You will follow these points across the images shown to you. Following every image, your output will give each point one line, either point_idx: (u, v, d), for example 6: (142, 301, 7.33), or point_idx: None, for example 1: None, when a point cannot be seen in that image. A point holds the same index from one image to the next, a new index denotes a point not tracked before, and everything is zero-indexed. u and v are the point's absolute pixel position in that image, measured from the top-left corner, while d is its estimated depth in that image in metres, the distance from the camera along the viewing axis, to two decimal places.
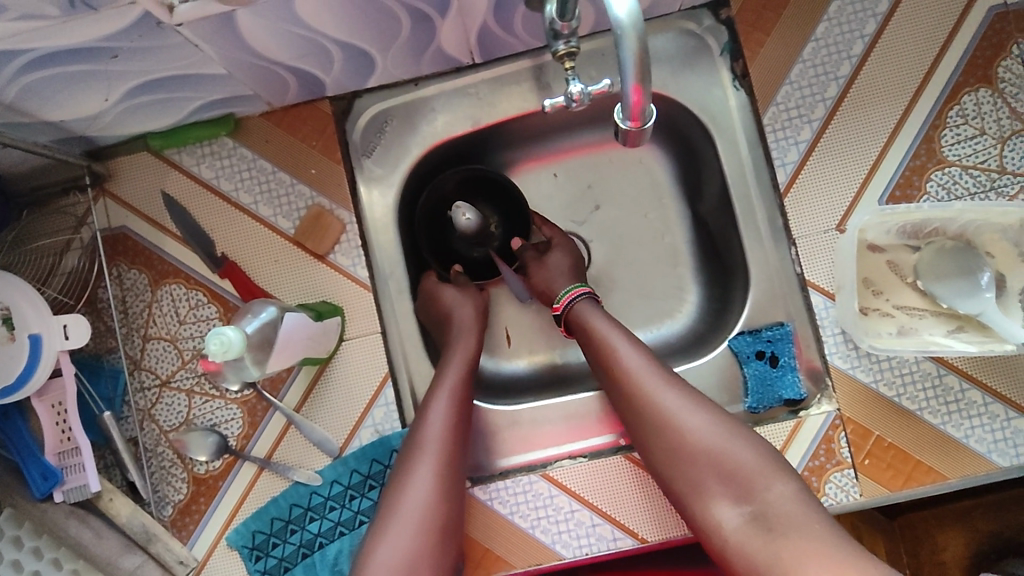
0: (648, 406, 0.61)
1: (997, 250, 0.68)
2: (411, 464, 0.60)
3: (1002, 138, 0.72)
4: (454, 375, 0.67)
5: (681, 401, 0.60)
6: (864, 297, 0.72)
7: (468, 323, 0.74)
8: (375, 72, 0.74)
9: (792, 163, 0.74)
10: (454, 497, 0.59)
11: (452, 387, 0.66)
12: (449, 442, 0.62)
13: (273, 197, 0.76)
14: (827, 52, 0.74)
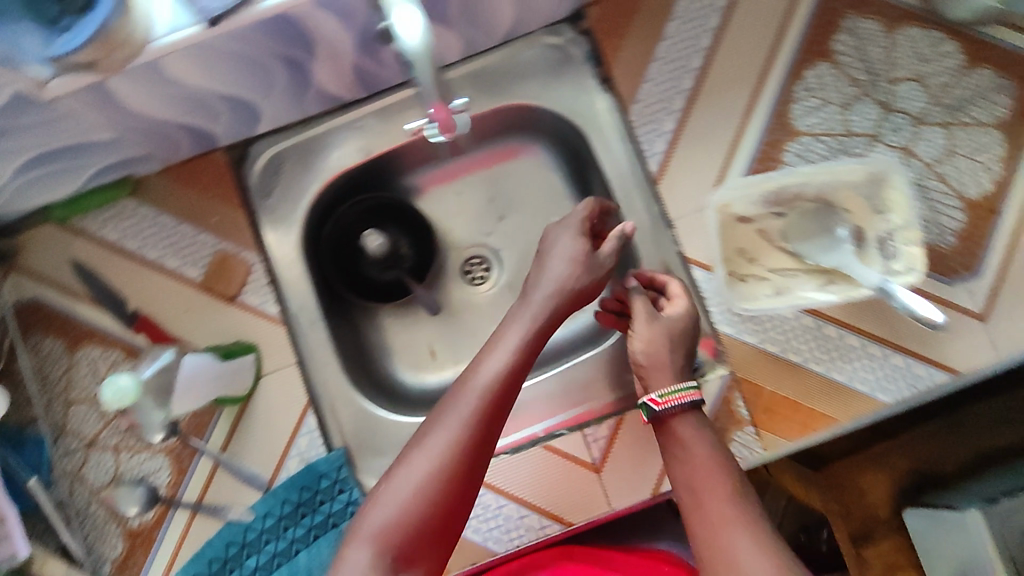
0: (710, 526, 0.52)
1: (854, 205, 0.77)
2: (439, 418, 0.54)
3: (844, 105, 0.79)
4: (505, 358, 0.58)
5: (753, 543, 0.50)
6: (738, 265, 0.79)
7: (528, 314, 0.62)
8: (262, 119, 0.78)
9: (660, 153, 0.80)
10: (475, 475, 0.53)
11: (516, 371, 0.57)
12: (479, 421, 0.54)
13: (179, 249, 0.79)
14: (679, 48, 0.81)
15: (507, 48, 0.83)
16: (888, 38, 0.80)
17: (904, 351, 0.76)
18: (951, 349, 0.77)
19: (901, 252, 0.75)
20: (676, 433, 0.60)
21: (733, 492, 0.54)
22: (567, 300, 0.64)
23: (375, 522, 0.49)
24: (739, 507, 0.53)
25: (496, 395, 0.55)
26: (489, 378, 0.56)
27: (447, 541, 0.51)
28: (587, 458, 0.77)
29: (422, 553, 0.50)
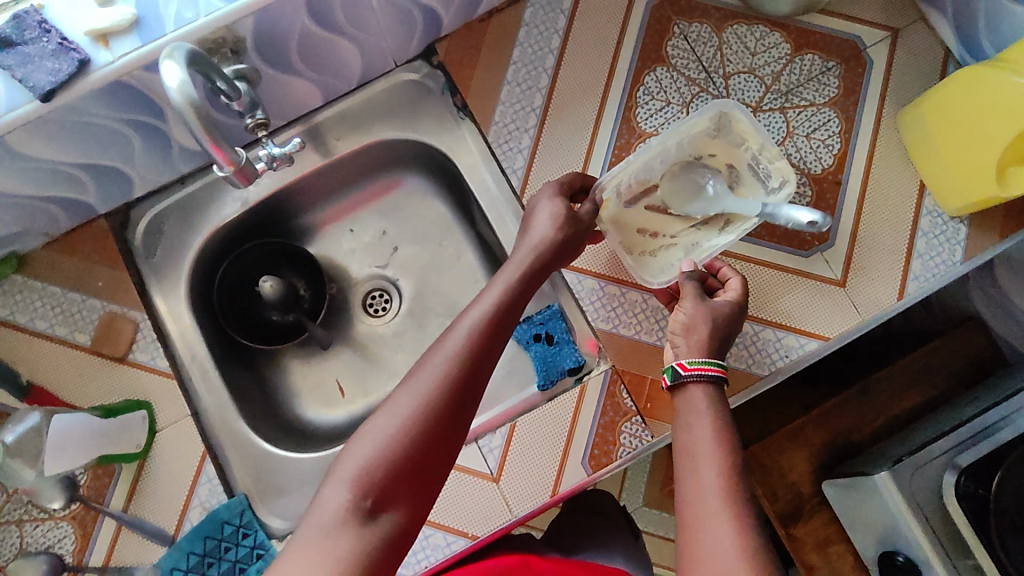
0: (696, 522, 0.54)
1: (716, 149, 0.79)
2: (421, 366, 0.58)
3: (685, 103, 0.84)
4: (494, 305, 0.62)
5: (738, 545, 0.51)
6: (642, 243, 0.79)
7: (518, 267, 0.66)
8: (137, 181, 0.82)
9: (520, 168, 0.84)
10: (458, 417, 0.56)
11: (490, 319, 0.61)
12: (462, 364, 0.57)
13: (68, 317, 0.81)
14: (526, 70, 0.86)
15: (367, 88, 0.88)
16: (716, 38, 0.86)
17: (773, 324, 0.78)
18: (820, 315, 0.78)
19: (772, 169, 0.76)
20: (686, 409, 0.63)
21: (722, 475, 0.56)
22: (551, 253, 0.68)
23: (353, 463, 0.53)
24: (725, 490, 0.55)
25: (476, 342, 0.59)
26: (469, 327, 0.60)
27: (428, 486, 0.54)
28: (485, 469, 0.77)
29: (399, 493, 0.53)
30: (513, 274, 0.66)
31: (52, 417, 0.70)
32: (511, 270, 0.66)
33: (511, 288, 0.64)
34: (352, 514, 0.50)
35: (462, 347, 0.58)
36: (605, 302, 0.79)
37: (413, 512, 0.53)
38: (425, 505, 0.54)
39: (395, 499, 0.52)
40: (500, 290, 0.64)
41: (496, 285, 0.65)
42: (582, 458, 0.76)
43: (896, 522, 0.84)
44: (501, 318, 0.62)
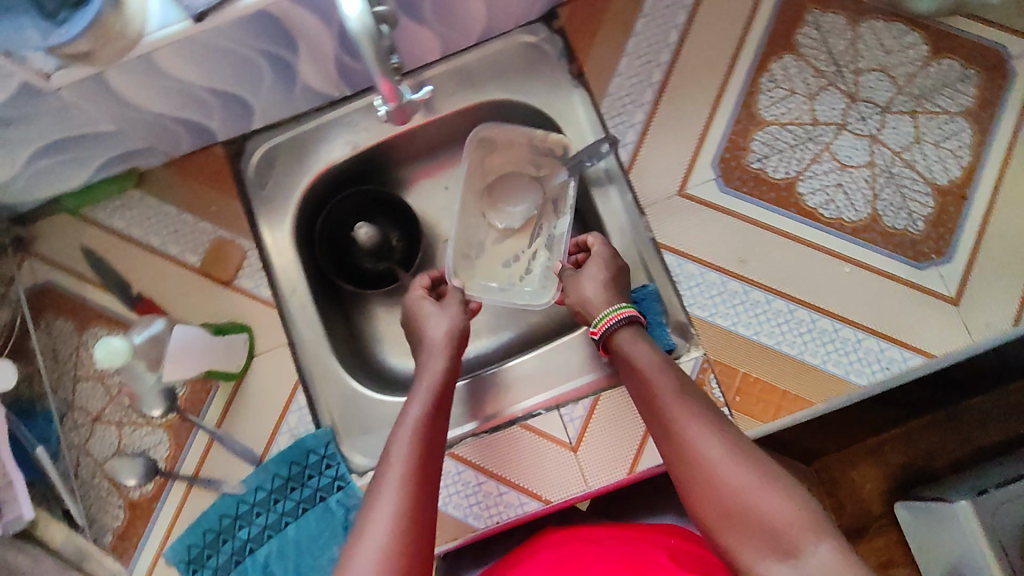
0: (679, 442, 0.57)
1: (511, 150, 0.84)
2: (377, 487, 0.53)
3: (810, 95, 0.82)
4: (424, 404, 0.61)
5: (720, 447, 0.55)
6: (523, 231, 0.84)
7: (435, 350, 0.68)
8: (255, 114, 0.83)
9: (631, 143, 0.82)
10: (424, 535, 0.50)
11: (426, 413, 0.60)
12: (416, 471, 0.54)
13: (180, 237, 0.85)
14: (648, 44, 0.84)
15: (485, 46, 0.87)
16: (852, 31, 0.83)
17: (878, 334, 0.77)
18: (929, 333, 0.77)
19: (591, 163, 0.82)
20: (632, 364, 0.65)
21: (680, 395, 0.61)
22: (454, 345, 0.70)
23: None
24: (685, 408, 0.59)
25: (422, 447, 0.56)
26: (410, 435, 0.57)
27: None
28: (563, 437, 0.79)
29: None
30: (434, 373, 0.66)
31: (175, 327, 0.76)
32: (423, 374, 0.66)
33: (435, 380, 0.65)
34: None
35: (410, 456, 0.55)
36: (704, 288, 0.79)
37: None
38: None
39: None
40: (418, 394, 0.63)
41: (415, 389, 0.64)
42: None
43: (968, 549, 0.84)
44: (435, 417, 0.61)
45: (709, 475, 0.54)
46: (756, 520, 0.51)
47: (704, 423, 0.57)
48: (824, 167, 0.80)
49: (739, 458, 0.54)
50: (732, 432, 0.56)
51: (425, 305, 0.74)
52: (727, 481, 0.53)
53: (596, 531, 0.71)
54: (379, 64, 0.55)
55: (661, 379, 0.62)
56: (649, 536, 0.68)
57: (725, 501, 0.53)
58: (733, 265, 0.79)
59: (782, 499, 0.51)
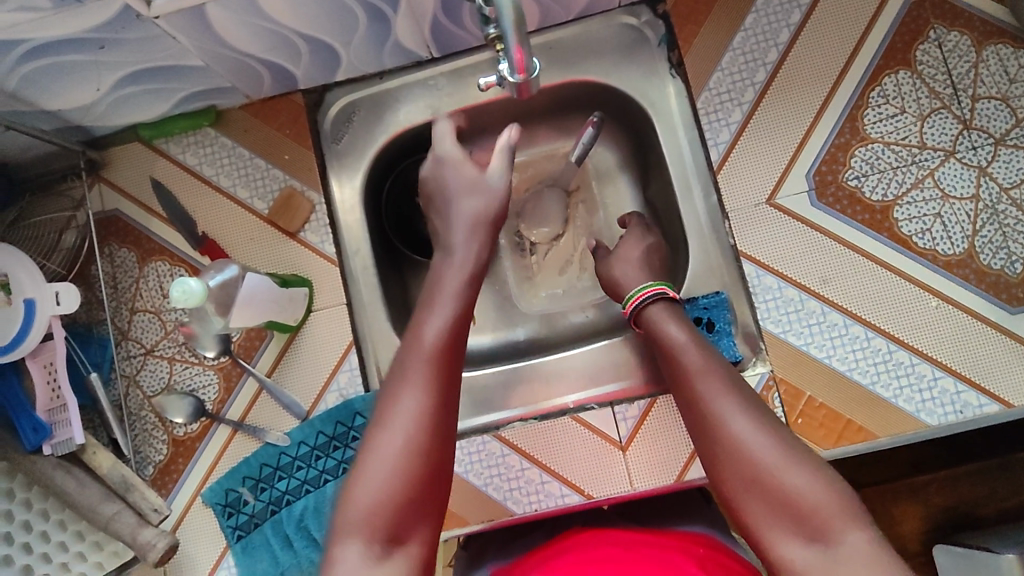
0: (704, 416, 0.55)
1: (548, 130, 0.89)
2: (404, 368, 0.54)
3: (921, 116, 0.77)
4: (453, 286, 0.60)
5: (747, 423, 0.53)
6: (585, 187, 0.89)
7: (469, 217, 0.66)
8: (341, 65, 0.81)
9: (723, 143, 0.80)
10: (449, 423, 0.52)
11: (460, 275, 0.61)
12: (443, 356, 0.55)
13: (250, 181, 0.84)
14: (755, 41, 0.80)
15: (583, 23, 0.84)
16: (975, 54, 0.78)
17: (957, 375, 0.73)
18: (1013, 382, 0.73)
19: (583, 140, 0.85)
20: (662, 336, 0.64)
21: (706, 369, 0.58)
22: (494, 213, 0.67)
23: (360, 502, 0.48)
24: (711, 382, 0.57)
25: (452, 332, 0.56)
26: (441, 321, 0.57)
27: (437, 509, 0.51)
28: (615, 435, 0.77)
29: (413, 527, 0.49)
30: (469, 250, 0.64)
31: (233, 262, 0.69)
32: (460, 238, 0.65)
33: (469, 240, 0.64)
34: (372, 559, 0.46)
35: (438, 340, 0.55)
36: (781, 304, 0.76)
37: (432, 536, 0.50)
38: (439, 524, 0.51)
39: (412, 532, 0.49)
40: (451, 283, 0.60)
41: (454, 232, 0.65)
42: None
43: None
44: (469, 303, 0.60)
45: (732, 448, 0.52)
46: (778, 495, 0.49)
47: (730, 400, 0.55)
48: (925, 194, 0.76)
49: (770, 435, 0.52)
50: (759, 408, 0.54)
51: (464, 168, 0.69)
52: (751, 455, 0.51)
53: (614, 531, 0.67)
54: (519, 35, 0.51)
55: (688, 354, 0.60)
56: (675, 543, 0.62)
57: (752, 477, 0.50)
58: (815, 283, 0.76)
59: (816, 482, 0.49)
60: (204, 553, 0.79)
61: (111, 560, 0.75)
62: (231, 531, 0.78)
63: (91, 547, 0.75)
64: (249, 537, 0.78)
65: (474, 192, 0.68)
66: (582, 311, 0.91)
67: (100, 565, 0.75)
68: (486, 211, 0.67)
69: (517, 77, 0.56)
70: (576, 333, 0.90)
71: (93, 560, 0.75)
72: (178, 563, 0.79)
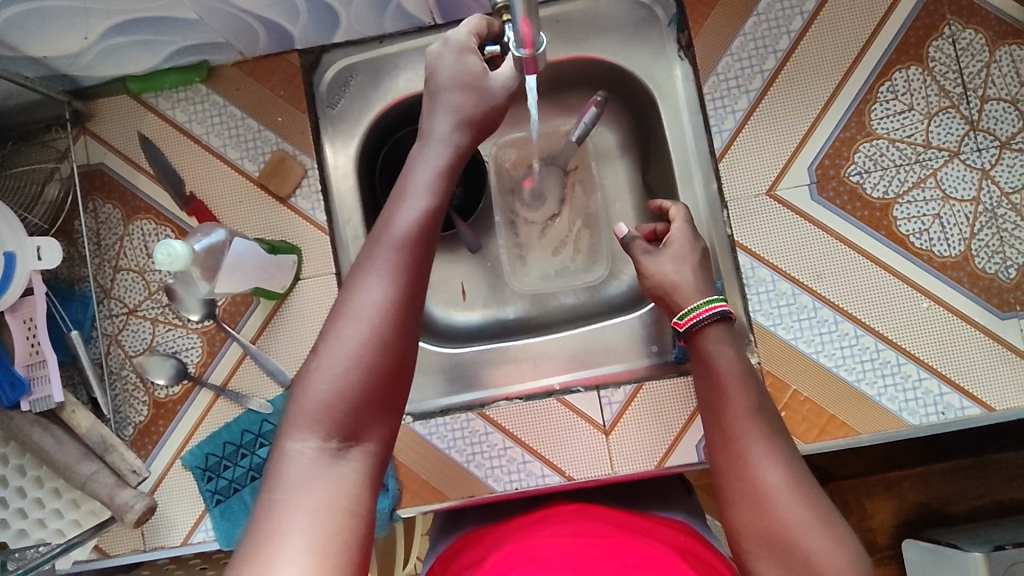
0: (737, 459, 0.57)
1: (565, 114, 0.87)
2: (369, 258, 0.51)
3: (928, 114, 0.76)
4: (426, 176, 0.55)
5: (781, 476, 0.54)
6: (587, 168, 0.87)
7: (455, 108, 0.58)
8: (340, 26, 0.79)
9: (727, 130, 0.78)
10: (413, 318, 0.50)
11: (439, 164, 0.56)
12: (412, 247, 0.51)
13: (241, 142, 0.81)
14: (767, 27, 0.78)
15: None
16: (988, 54, 0.77)
17: (942, 377, 0.74)
18: (995, 386, 0.73)
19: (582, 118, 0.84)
20: (708, 364, 0.64)
21: (749, 412, 0.59)
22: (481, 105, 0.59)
23: (313, 393, 0.47)
24: (752, 428, 0.58)
25: (425, 222, 0.52)
26: (414, 210, 0.53)
27: (395, 404, 0.49)
28: (599, 419, 0.76)
29: (366, 422, 0.48)
30: (447, 135, 0.57)
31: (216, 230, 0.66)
32: (438, 130, 0.58)
33: (454, 129, 0.58)
34: (327, 456, 0.46)
35: (410, 231, 0.52)
36: (773, 297, 0.76)
37: (390, 434, 0.49)
38: (398, 421, 0.50)
39: (369, 430, 0.48)
40: (424, 175, 0.55)
41: (438, 119, 0.58)
42: (696, 442, 0.75)
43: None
44: (445, 192, 0.55)
45: (759, 496, 0.53)
46: (798, 553, 0.49)
47: (768, 451, 0.56)
48: (926, 194, 0.76)
49: (800, 493, 0.53)
50: (791, 460, 0.55)
51: (469, 59, 0.59)
52: (777, 509, 0.52)
53: (601, 506, 0.69)
54: (527, 4, 0.50)
55: (734, 393, 0.61)
56: (655, 531, 0.63)
57: (772, 530, 0.51)
58: (808, 278, 0.76)
59: (834, 546, 0.49)
60: (182, 513, 0.79)
61: (89, 518, 0.75)
62: (209, 496, 0.78)
63: (68, 504, 0.75)
64: (229, 502, 0.78)
65: (465, 88, 0.59)
66: (573, 293, 0.90)
67: (77, 522, 0.75)
68: (481, 97, 0.59)
69: (523, 51, 0.53)
70: (566, 316, 0.89)
71: (71, 517, 0.75)
72: (155, 523, 0.78)
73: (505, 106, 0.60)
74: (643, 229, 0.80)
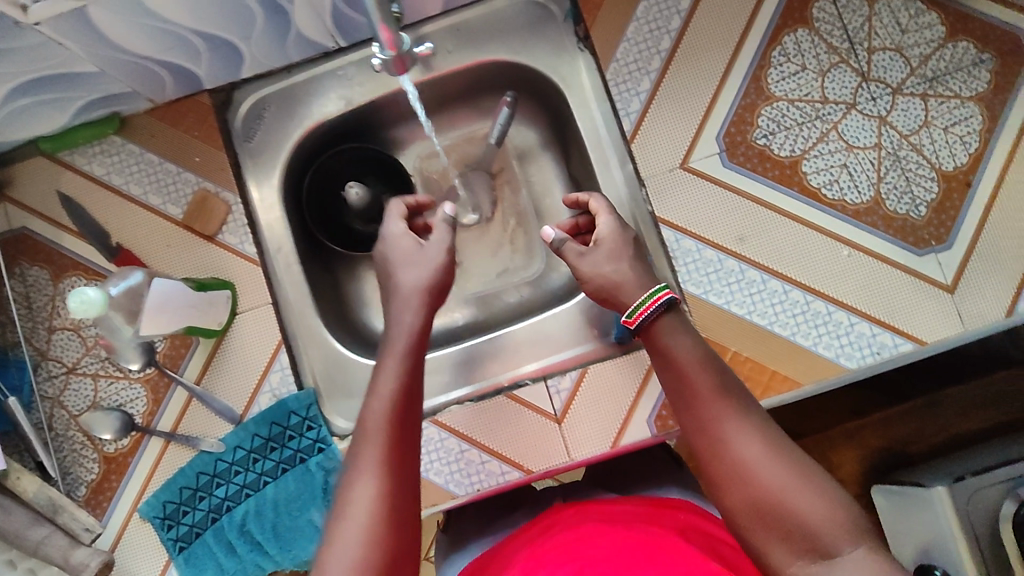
0: (712, 439, 0.53)
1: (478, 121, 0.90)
2: (354, 463, 0.50)
3: (821, 71, 0.80)
4: (398, 363, 0.56)
5: (760, 448, 0.51)
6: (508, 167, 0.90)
7: (415, 292, 0.61)
8: (245, 61, 0.80)
9: (634, 112, 0.81)
10: (407, 516, 0.49)
11: (406, 351, 0.57)
12: (393, 439, 0.51)
13: (161, 187, 0.82)
14: (656, 10, 0.81)
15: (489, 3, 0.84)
16: (868, 8, 0.80)
17: (871, 319, 0.75)
18: (923, 320, 0.75)
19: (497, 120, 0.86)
20: (664, 349, 0.59)
21: (718, 394, 0.55)
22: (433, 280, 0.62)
23: None
24: (722, 405, 0.54)
25: (401, 411, 0.53)
26: (385, 400, 0.53)
27: None
28: (549, 409, 0.77)
29: None
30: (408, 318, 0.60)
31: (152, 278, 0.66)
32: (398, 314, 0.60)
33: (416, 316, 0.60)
34: None
35: (388, 424, 0.52)
36: (700, 266, 0.77)
37: None
38: None
39: None
40: (393, 360, 0.56)
41: (401, 311, 0.60)
42: (647, 417, 0.76)
43: (942, 538, 0.81)
44: (414, 370, 0.56)
45: (743, 475, 0.50)
46: (791, 523, 0.48)
47: (740, 422, 0.53)
48: (830, 147, 0.78)
49: (780, 458, 0.50)
50: (765, 428, 0.52)
51: (408, 241, 0.65)
52: (764, 479, 0.50)
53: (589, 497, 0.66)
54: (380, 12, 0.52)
55: (696, 375, 0.56)
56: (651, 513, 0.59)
57: (761, 506, 0.49)
58: (731, 242, 0.78)
59: (820, 501, 0.48)
60: (145, 566, 0.77)
61: None
62: (171, 544, 0.77)
63: None
64: (192, 548, 0.77)
65: (415, 264, 0.63)
66: (514, 291, 0.91)
67: None
68: (430, 269, 0.63)
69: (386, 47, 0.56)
70: (509, 314, 0.90)
71: None
72: None
73: (453, 270, 0.64)
74: (566, 225, 0.82)
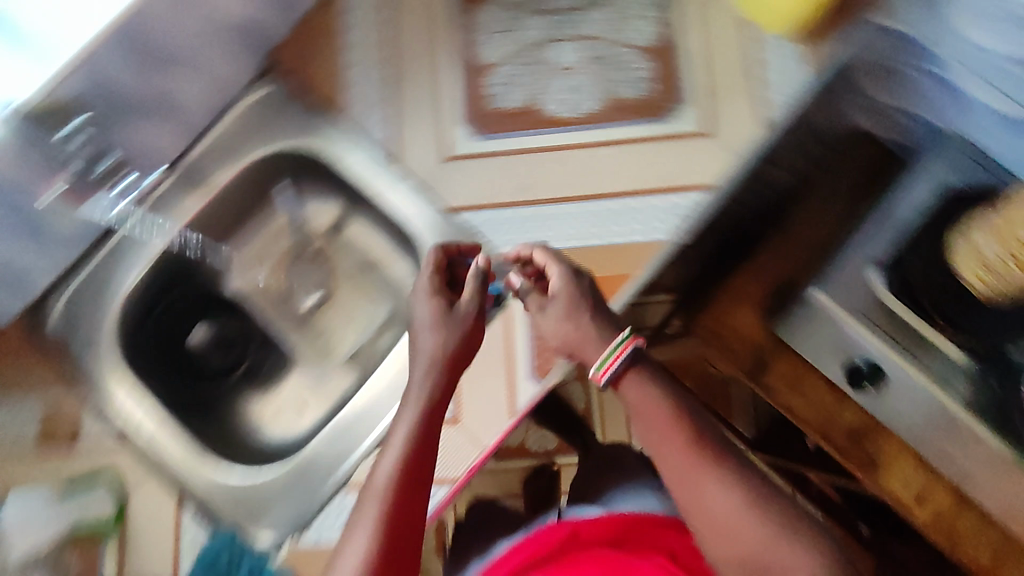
0: (682, 485, 0.53)
1: (264, 210, 0.90)
2: (356, 518, 0.54)
3: (520, 26, 0.88)
4: (415, 423, 0.58)
5: (736, 500, 0.51)
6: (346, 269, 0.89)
7: (432, 350, 0.62)
8: (23, 272, 0.78)
9: (388, 136, 0.85)
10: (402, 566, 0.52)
11: (420, 415, 0.58)
12: (398, 498, 0.54)
13: (5, 418, 0.82)
14: (365, 49, 0.87)
15: (227, 110, 0.85)
16: None
17: (658, 190, 0.81)
18: (701, 168, 0.81)
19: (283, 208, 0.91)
20: (631, 404, 0.57)
21: (691, 446, 0.53)
22: (451, 344, 0.62)
23: None
24: (695, 462, 0.53)
25: (405, 471, 0.55)
26: (390, 462, 0.56)
27: None
28: (442, 415, 0.77)
29: None
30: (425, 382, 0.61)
31: None
32: (414, 377, 0.61)
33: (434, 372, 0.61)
34: None
35: (388, 481, 0.54)
36: (501, 226, 0.82)
37: None
38: None
39: None
40: (411, 422, 0.58)
41: (416, 373, 0.61)
42: (526, 372, 0.77)
43: None
44: (429, 430, 0.58)
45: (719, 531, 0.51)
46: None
47: (719, 484, 0.52)
48: (555, 78, 0.86)
49: (757, 510, 0.50)
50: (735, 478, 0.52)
51: (430, 302, 0.64)
52: (740, 534, 0.50)
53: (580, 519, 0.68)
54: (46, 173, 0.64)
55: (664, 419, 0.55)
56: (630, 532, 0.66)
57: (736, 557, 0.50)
58: (516, 193, 0.83)
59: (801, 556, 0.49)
60: None
61: None
62: None
63: None
64: None
65: (436, 327, 0.63)
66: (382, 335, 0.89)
67: None
68: (449, 331, 0.62)
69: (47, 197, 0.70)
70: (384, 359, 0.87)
71: None
72: None
73: (473, 335, 0.64)
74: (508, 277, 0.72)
